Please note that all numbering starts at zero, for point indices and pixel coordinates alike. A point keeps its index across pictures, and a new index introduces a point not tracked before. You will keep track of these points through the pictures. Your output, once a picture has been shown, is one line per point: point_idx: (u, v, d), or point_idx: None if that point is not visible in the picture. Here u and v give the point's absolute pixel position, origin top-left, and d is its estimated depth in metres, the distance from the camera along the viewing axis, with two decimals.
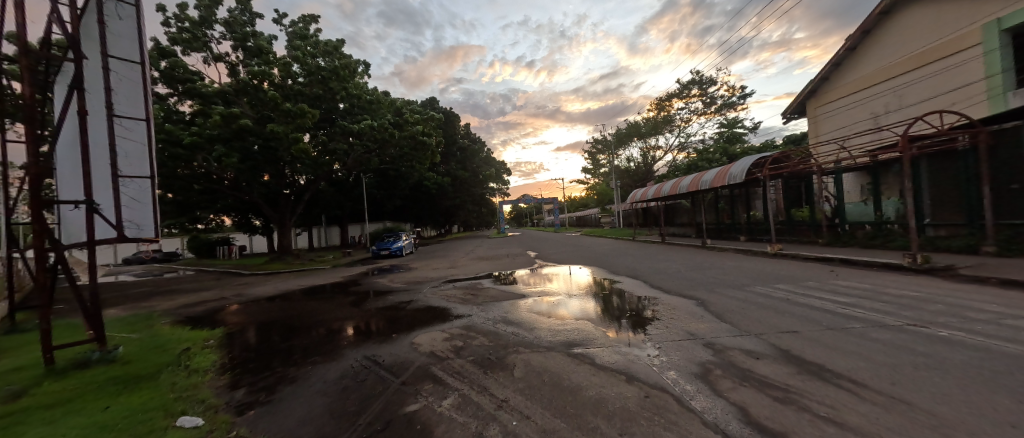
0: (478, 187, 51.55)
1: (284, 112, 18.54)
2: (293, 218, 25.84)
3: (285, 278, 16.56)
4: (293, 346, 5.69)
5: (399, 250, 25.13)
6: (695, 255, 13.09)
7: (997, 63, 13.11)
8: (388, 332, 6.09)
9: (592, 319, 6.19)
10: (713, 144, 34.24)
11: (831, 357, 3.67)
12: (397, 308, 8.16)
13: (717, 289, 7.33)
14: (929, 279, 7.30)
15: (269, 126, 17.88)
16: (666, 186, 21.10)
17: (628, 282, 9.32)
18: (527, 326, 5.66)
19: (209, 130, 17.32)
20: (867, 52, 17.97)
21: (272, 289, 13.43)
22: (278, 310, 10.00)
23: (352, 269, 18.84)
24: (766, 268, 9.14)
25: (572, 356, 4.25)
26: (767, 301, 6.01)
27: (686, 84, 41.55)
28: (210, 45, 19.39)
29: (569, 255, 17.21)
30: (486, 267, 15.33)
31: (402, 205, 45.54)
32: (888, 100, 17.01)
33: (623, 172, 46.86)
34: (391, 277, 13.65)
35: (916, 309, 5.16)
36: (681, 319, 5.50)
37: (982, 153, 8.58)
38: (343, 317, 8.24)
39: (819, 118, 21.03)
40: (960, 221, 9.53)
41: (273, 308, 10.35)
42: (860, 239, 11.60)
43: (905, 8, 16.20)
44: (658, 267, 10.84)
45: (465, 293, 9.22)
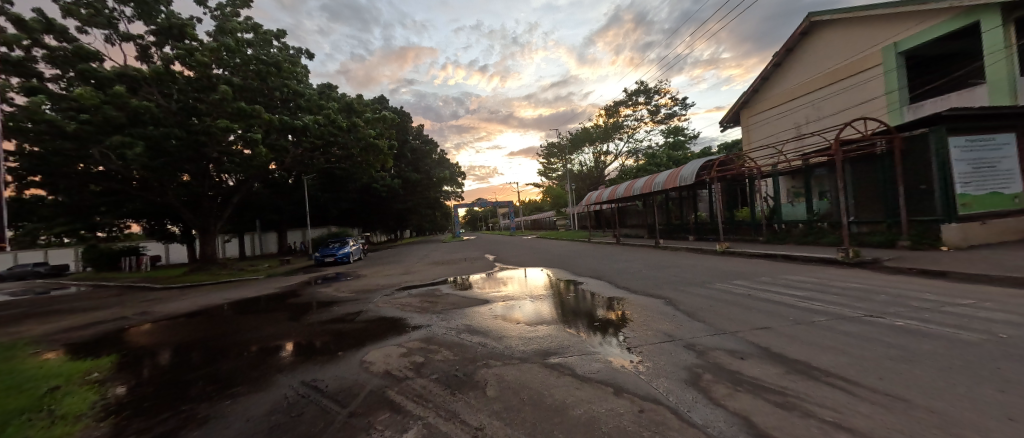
0: (432, 190, 50.02)
1: (235, 112, 17.18)
2: (218, 224, 23.65)
3: (208, 291, 14.49)
4: (210, 373, 4.67)
5: (346, 256, 23.37)
6: (651, 255, 13.36)
7: (895, 81, 14.94)
8: (333, 349, 5.26)
9: (561, 323, 5.81)
10: (659, 150, 36.13)
11: (813, 354, 3.59)
12: (344, 321, 7.26)
13: (681, 287, 7.33)
14: (864, 271, 7.86)
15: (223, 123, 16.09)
16: (620, 188, 21.62)
17: (592, 282, 9.16)
18: (494, 335, 5.14)
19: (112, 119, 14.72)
20: (791, 68, 19.71)
21: (190, 304, 11.60)
22: (197, 329, 8.54)
23: (292, 279, 17.04)
24: (720, 265, 9.44)
25: (549, 367, 3.83)
26: (731, 298, 6.03)
27: (633, 92, 43.63)
28: (117, 23, 16.70)
29: (529, 258, 16.92)
30: (442, 272, 14.57)
31: (348, 209, 42.81)
32: (809, 111, 18.78)
33: (576, 176, 47.99)
34: (337, 286, 12.42)
35: (866, 300, 5.40)
36: (653, 319, 5.30)
37: (898, 157, 9.51)
38: (278, 333, 7.15)
39: (751, 126, 22.75)
40: (880, 219, 10.56)
41: (191, 327, 8.83)
42: (795, 236, 12.49)
43: (821, 29, 17.94)
44: (619, 267, 10.83)
45: (421, 300, 8.49)
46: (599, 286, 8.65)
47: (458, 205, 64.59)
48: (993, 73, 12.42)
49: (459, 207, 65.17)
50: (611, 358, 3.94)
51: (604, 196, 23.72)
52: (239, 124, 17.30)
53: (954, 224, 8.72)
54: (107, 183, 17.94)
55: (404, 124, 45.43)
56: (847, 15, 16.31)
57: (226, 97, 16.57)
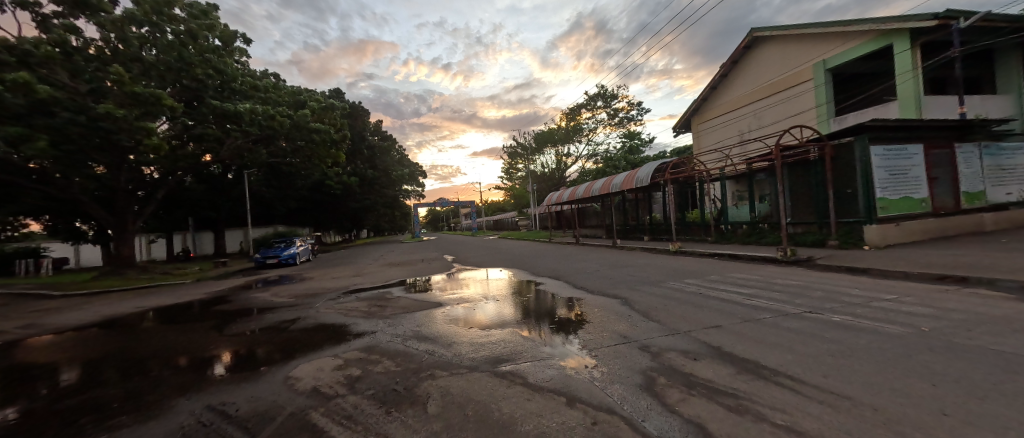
0: (390, 188, 48.24)
1: (129, 96, 14.77)
2: (137, 222, 21.53)
3: (122, 298, 12.76)
4: (95, 399, 3.90)
5: (291, 257, 21.76)
6: (608, 254, 13.56)
7: (823, 95, 16.28)
8: (257, 364, 4.63)
9: (516, 326, 5.56)
10: (617, 153, 37.25)
11: (760, 351, 3.58)
12: (278, 330, 6.53)
13: (637, 286, 7.34)
14: (801, 268, 8.34)
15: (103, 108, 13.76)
16: (579, 189, 21.89)
17: (550, 283, 9.02)
18: (443, 341, 4.80)
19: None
20: (736, 79, 20.89)
21: (95, 314, 10.11)
22: (97, 342, 7.37)
23: (226, 283, 15.49)
24: (673, 264, 9.68)
25: (499, 375, 3.55)
26: (684, 297, 6.09)
27: (593, 96, 44.73)
28: None
29: (488, 258, 16.63)
30: (397, 273, 13.88)
31: (298, 207, 40.16)
32: (751, 120, 20.05)
33: (538, 177, 48.38)
34: (277, 291, 11.38)
35: (804, 296, 5.64)
36: (609, 320, 5.19)
37: (829, 162, 10.25)
38: (198, 345, 6.30)
39: (700, 133, 23.93)
40: (812, 220, 11.37)
41: (90, 340, 7.61)
42: (739, 236, 13.16)
43: (762, 44, 19.16)
44: (578, 267, 10.78)
45: (368, 305, 7.89)
46: (557, 286, 8.52)
47: (418, 205, 62.87)
48: (903, 90, 13.86)
49: (418, 206, 63.44)
50: (564, 363, 3.74)
51: (564, 197, 23.93)
52: (132, 111, 14.98)
53: (875, 226, 9.53)
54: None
55: (360, 118, 43.38)
56: (783, 32, 17.59)
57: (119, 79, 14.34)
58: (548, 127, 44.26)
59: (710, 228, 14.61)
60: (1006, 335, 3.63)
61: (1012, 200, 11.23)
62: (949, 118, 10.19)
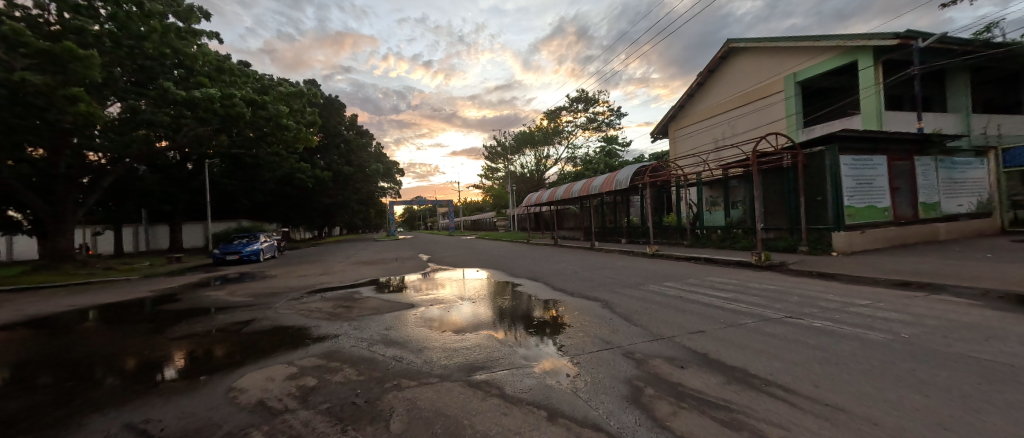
0: (365, 184, 46.82)
1: (45, 58, 13.23)
2: (78, 212, 19.80)
3: (53, 296, 11.53)
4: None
5: (254, 254, 20.54)
6: (586, 256, 13.45)
7: (793, 107, 16.86)
8: (196, 373, 4.11)
9: (494, 328, 5.20)
10: (595, 156, 37.63)
11: (747, 357, 3.41)
12: (227, 332, 5.94)
13: (616, 288, 7.19)
14: (774, 273, 8.42)
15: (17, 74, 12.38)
16: (558, 190, 21.77)
17: (528, 284, 8.77)
18: (413, 346, 4.43)
19: None
20: (712, 88, 21.38)
21: (16, 314, 9.01)
22: (11, 344, 6.49)
23: (178, 281, 14.35)
24: (650, 267, 9.61)
25: (472, 386, 3.23)
26: (664, 300, 5.94)
27: (574, 100, 45.09)
28: None
29: (464, 258, 16.23)
30: (367, 272, 13.26)
31: (264, 200, 38.26)
32: (725, 129, 20.55)
33: (517, 178, 48.27)
34: (234, 289, 10.55)
35: (782, 301, 5.60)
36: (590, 324, 4.96)
37: (801, 170, 10.52)
38: (133, 348, 5.61)
39: (677, 139, 24.35)
40: (784, 226, 11.64)
41: (5, 342, 6.72)
42: (714, 241, 13.34)
43: (737, 55, 19.68)
44: (556, 269, 10.59)
45: (334, 305, 7.38)
46: (534, 288, 8.28)
47: (394, 202, 61.52)
48: (866, 104, 14.46)
49: (395, 204, 62.05)
50: (538, 368, 3.54)
51: (543, 198, 23.76)
52: (54, 76, 13.49)
53: (842, 233, 9.83)
54: None
55: (335, 111, 41.94)
56: (758, 44, 18.15)
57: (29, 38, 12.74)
58: (528, 128, 44.27)
59: (686, 232, 14.76)
60: (983, 343, 3.61)
61: (962, 212, 11.91)
62: (910, 132, 10.68)
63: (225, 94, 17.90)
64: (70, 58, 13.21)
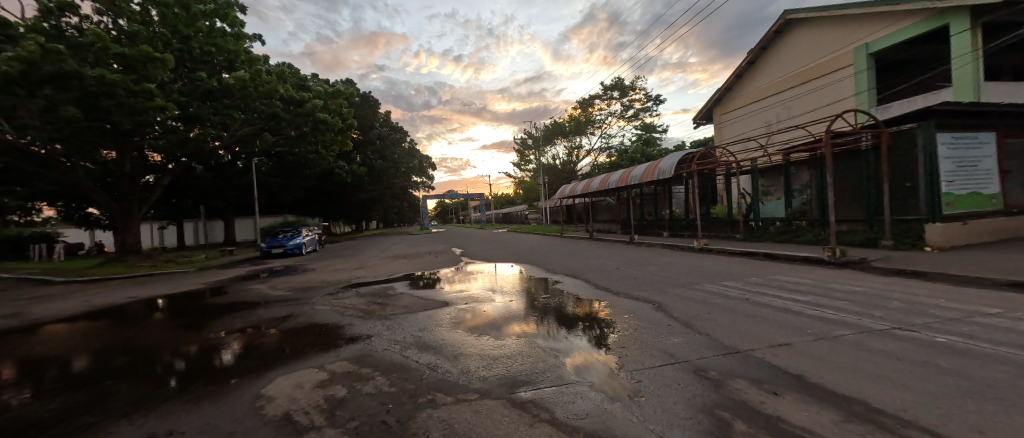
0: (399, 180, 47.80)
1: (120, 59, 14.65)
2: (142, 209, 21.39)
3: (117, 287, 12.38)
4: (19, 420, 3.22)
5: (296, 247, 21.31)
6: (625, 251, 12.67)
7: (864, 83, 14.93)
8: (226, 376, 3.95)
9: (526, 322, 5.35)
10: (631, 146, 36.15)
11: (859, 383, 2.71)
12: (263, 328, 5.85)
13: (667, 287, 6.50)
14: (853, 271, 7.33)
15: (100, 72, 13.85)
16: (593, 181, 20.90)
17: (568, 281, 8.22)
18: (449, 352, 4.05)
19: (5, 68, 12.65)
20: (764, 66, 19.56)
21: (83, 304, 9.66)
22: (72, 335, 6.82)
23: (226, 273, 15.04)
24: (702, 264, 8.74)
25: (516, 405, 2.78)
26: (728, 303, 5.19)
27: (608, 87, 43.44)
28: None
29: (497, 252, 15.90)
30: (401, 266, 13.22)
31: (306, 196, 39.98)
32: (779, 111, 18.70)
33: (548, 170, 47.50)
34: (275, 283, 10.80)
35: (878, 306, 4.69)
36: (644, 331, 4.35)
37: (885, 152, 9.20)
38: (172, 343, 5.64)
39: (722, 124, 22.58)
40: (862, 217, 10.31)
41: (70, 333, 7.10)
42: (772, 234, 12.09)
43: (795, 28, 17.81)
44: (596, 264, 9.97)
45: (368, 302, 7.21)
46: (574, 286, 7.73)
47: (427, 196, 62.60)
48: (960, 74, 12.55)
49: (428, 198, 63.14)
50: (569, 362, 3.66)
51: (577, 189, 22.93)
52: (129, 76, 14.95)
53: (938, 225, 8.49)
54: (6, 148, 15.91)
55: (370, 108, 42.49)
56: (821, 14, 16.29)
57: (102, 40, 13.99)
58: (560, 119, 43.29)
59: (738, 225, 13.53)
60: None
61: None
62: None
63: (256, 72, 18.24)
64: (146, 60, 15.04)
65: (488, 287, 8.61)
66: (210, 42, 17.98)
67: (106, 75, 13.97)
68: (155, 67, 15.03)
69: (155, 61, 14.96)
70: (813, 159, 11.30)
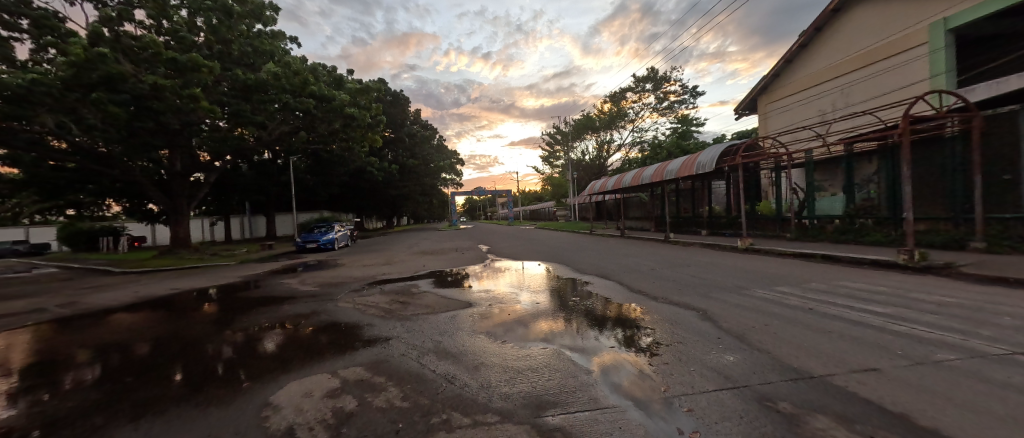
0: (429, 176, 48.43)
1: (169, 66, 15.84)
2: (190, 205, 22.69)
3: (163, 279, 13.08)
4: (31, 420, 3.17)
5: (329, 242, 21.88)
6: (661, 250, 11.89)
7: (942, 64, 13.08)
8: (238, 378, 3.79)
9: (553, 319, 5.42)
10: (665, 140, 34.59)
11: (990, 431, 2.07)
12: (283, 327, 5.75)
13: (713, 292, 5.83)
14: (934, 278, 6.30)
15: (151, 78, 15.23)
16: (625, 176, 19.97)
17: (599, 282, 7.69)
18: (468, 362, 3.68)
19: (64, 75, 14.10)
20: (818, 50, 17.87)
21: (131, 295, 10.20)
22: (114, 328, 7.07)
23: (263, 267, 15.58)
24: (750, 265, 7.88)
25: (543, 434, 2.37)
26: (787, 313, 4.49)
27: (641, 79, 41.78)
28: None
29: (524, 249, 15.50)
30: (427, 263, 13.10)
31: (340, 193, 41.30)
32: (835, 98, 17.00)
33: (577, 165, 46.50)
34: (305, 278, 10.94)
35: (982, 323, 3.86)
36: (689, 342, 3.79)
37: (978, 137, 8.06)
38: (196, 340, 5.64)
39: (768, 114, 20.93)
40: (944, 215, 9.27)
41: (112, 325, 7.37)
42: (830, 234, 10.93)
43: (857, 5, 16.11)
44: (630, 264, 9.33)
45: (391, 300, 7.02)
46: (605, 288, 7.19)
47: (456, 193, 63.21)
48: None
49: (456, 195, 63.72)
50: (596, 363, 3.57)
51: (608, 185, 22.05)
52: (176, 81, 16.13)
53: None
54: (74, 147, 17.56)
55: (400, 106, 42.90)
56: None
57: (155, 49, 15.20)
58: (590, 113, 42.17)
59: (789, 223, 12.38)
60: None
61: None
62: None
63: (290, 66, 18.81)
64: (194, 67, 16.10)
65: (513, 287, 8.22)
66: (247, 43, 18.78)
67: (157, 82, 15.28)
68: (199, 75, 16.33)
69: (199, 69, 16.16)
70: (885, 147, 9.99)
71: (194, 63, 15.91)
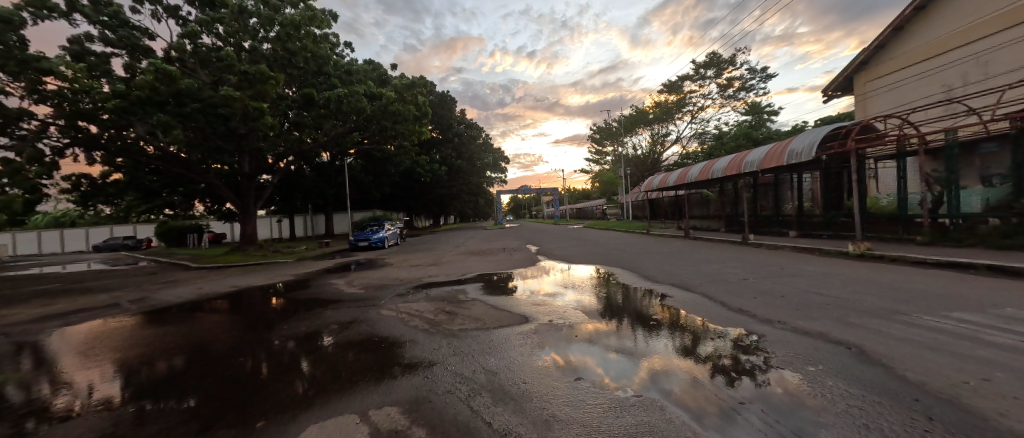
0: (475, 176, 48.56)
1: (242, 77, 16.71)
2: (257, 205, 24.05)
3: (228, 275, 13.63)
4: None
5: (379, 241, 22.21)
6: (743, 254, 10.16)
7: None
8: (257, 410, 3.16)
9: (596, 317, 5.56)
10: (730, 132, 31.43)
11: None
12: (319, 339, 5.20)
13: (852, 316, 4.36)
14: None
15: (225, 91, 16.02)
16: (691, 169, 18.03)
17: (676, 293, 6.39)
18: (533, 412, 2.73)
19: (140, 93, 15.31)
20: (942, 13, 14.70)
21: (195, 291, 10.55)
22: (163, 332, 6.89)
23: (317, 265, 15.86)
24: (880, 278, 6.15)
25: None
26: (1007, 360, 2.99)
27: (701, 66, 38.47)
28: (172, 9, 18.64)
29: (578, 251, 14.33)
30: (474, 264, 12.42)
31: (392, 192, 42.60)
32: (967, 69, 13.87)
33: (629, 161, 44.07)
34: (352, 279, 10.64)
35: None
36: (867, 403, 2.52)
37: None
38: (232, 350, 5.24)
39: (867, 95, 17.84)
40: None
41: (162, 328, 7.24)
42: (988, 238, 8.72)
43: None
44: (711, 271, 7.86)
45: (436, 309, 6.30)
46: (684, 302, 5.88)
47: (502, 192, 63.04)
48: None
49: (502, 193, 63.55)
50: (645, 363, 3.91)
51: (668, 180, 20.09)
52: (246, 92, 16.78)
53: None
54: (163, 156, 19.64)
55: (447, 107, 43.02)
56: None
57: (231, 62, 16.26)
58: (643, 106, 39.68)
59: (920, 224, 10.13)
60: None
61: None
62: None
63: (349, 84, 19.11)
64: (262, 78, 16.66)
65: (571, 297, 7.22)
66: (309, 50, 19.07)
67: (230, 94, 16.03)
68: (266, 88, 16.84)
69: (266, 81, 16.71)
70: None
71: (262, 74, 16.49)
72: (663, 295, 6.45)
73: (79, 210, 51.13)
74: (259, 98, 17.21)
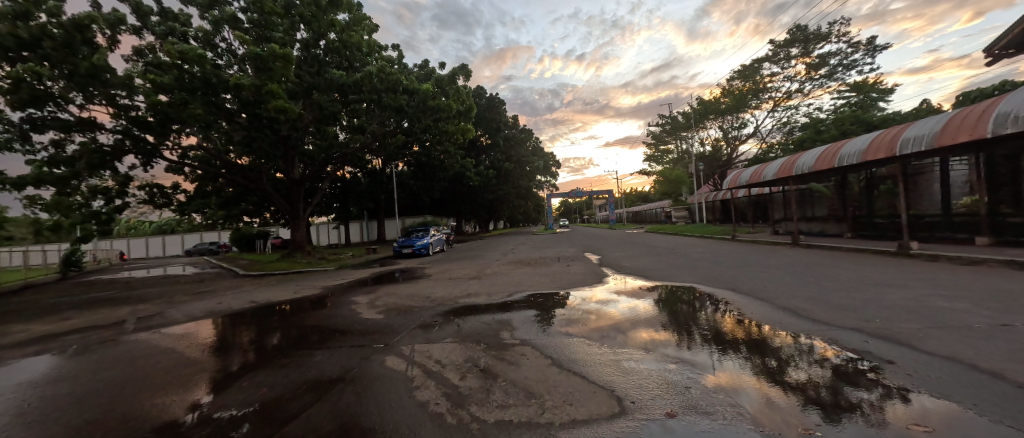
0: (524, 179, 46.63)
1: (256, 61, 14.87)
2: (306, 211, 23.63)
3: (260, 286, 12.66)
4: None
5: (424, 248, 20.88)
6: (926, 273, 6.79)
7: None
8: None
9: (719, 366, 3.66)
10: (830, 117, 26.13)
11: None
12: (270, 415, 3.16)
13: None
14: None
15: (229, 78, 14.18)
16: (795, 158, 14.18)
17: (902, 358, 3.36)
18: None
19: (179, 87, 14.36)
20: None
21: (215, 305, 9.48)
22: (113, 370, 5.16)
23: (355, 275, 14.60)
24: None
25: None
26: None
27: (784, 45, 33.00)
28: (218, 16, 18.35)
29: (654, 263, 11.43)
30: (523, 278, 10.19)
31: (440, 197, 42.00)
32: None
33: (698, 158, 39.22)
34: (378, 296, 8.87)
35: None
36: None
37: None
38: (155, 418, 3.36)
39: None
40: None
41: (121, 363, 5.56)
42: None
43: None
44: (914, 306, 4.75)
45: (467, 362, 4.04)
46: (946, 385, 2.88)
47: (552, 196, 60.41)
48: None
49: (553, 196, 61.00)
50: (756, 411, 2.67)
51: (763, 172, 16.16)
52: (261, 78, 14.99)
53: None
54: (222, 164, 19.59)
55: (495, 110, 41.49)
56: None
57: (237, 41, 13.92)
58: (713, 95, 34.90)
59: None
60: None
61: None
62: None
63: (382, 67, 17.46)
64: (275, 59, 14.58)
65: (643, 320, 5.51)
66: (339, 40, 17.42)
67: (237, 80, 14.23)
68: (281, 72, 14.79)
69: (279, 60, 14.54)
70: None
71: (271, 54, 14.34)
72: (869, 358, 3.47)
73: (177, 218, 57.45)
74: (267, 84, 15.02)
